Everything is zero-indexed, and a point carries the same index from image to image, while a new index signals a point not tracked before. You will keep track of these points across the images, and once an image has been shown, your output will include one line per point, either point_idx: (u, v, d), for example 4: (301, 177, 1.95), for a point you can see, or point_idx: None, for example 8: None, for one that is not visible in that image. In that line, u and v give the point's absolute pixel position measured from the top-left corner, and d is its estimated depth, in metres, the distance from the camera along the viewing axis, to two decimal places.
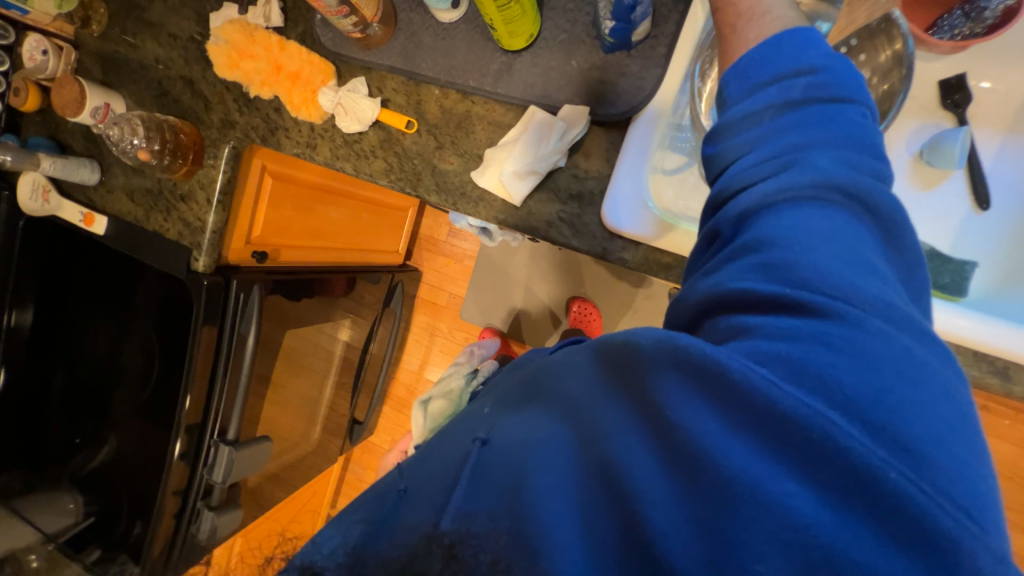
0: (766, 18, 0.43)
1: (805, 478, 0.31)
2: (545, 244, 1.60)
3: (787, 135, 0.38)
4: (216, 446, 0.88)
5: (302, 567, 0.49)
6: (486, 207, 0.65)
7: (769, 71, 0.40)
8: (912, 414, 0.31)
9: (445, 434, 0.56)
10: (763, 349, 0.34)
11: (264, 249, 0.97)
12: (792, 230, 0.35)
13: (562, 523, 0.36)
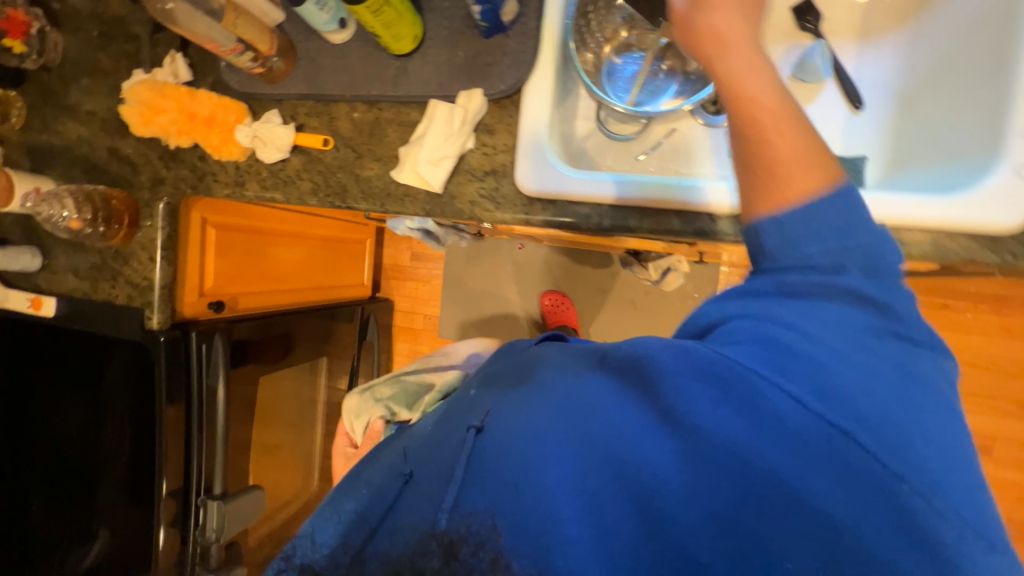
0: (808, 166, 0.44)
1: (810, 470, 0.38)
2: (505, 247, 1.62)
3: (831, 240, 0.43)
4: (203, 501, 0.89)
5: (304, 565, 0.52)
6: (412, 202, 0.67)
7: (816, 215, 0.43)
8: (908, 435, 0.39)
9: (437, 420, 0.57)
10: (781, 358, 0.41)
11: (220, 299, 0.97)
12: (830, 314, 0.42)
13: (574, 514, 0.41)
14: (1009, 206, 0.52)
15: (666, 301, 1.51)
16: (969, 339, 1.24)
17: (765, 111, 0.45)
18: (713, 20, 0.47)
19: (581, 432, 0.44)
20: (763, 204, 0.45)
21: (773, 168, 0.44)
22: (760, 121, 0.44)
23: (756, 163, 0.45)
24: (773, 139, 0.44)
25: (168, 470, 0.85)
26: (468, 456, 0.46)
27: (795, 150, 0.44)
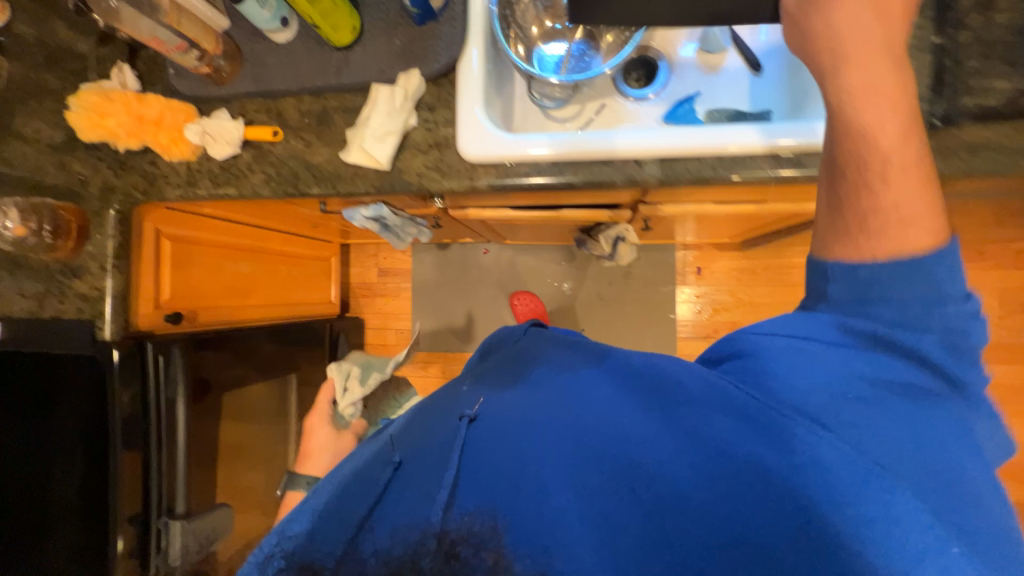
0: (915, 224, 0.46)
1: (799, 481, 0.42)
2: (471, 254, 1.65)
3: (915, 304, 0.45)
4: (165, 522, 0.84)
5: (302, 564, 0.51)
6: (362, 180, 0.71)
7: (909, 280, 0.45)
8: (926, 471, 0.41)
9: (417, 415, 0.67)
10: (810, 380, 0.46)
11: (177, 312, 0.95)
12: (889, 365, 0.45)
13: (569, 521, 0.46)
14: None
15: (631, 289, 1.56)
16: None
17: (874, 155, 0.46)
18: (832, 19, 0.49)
19: (580, 435, 0.51)
20: (853, 255, 0.47)
21: (868, 218, 0.46)
22: (868, 166, 0.46)
23: (853, 203, 0.47)
24: (881, 186, 0.46)
25: (124, 492, 0.81)
26: (463, 444, 0.53)
27: (898, 200, 0.46)
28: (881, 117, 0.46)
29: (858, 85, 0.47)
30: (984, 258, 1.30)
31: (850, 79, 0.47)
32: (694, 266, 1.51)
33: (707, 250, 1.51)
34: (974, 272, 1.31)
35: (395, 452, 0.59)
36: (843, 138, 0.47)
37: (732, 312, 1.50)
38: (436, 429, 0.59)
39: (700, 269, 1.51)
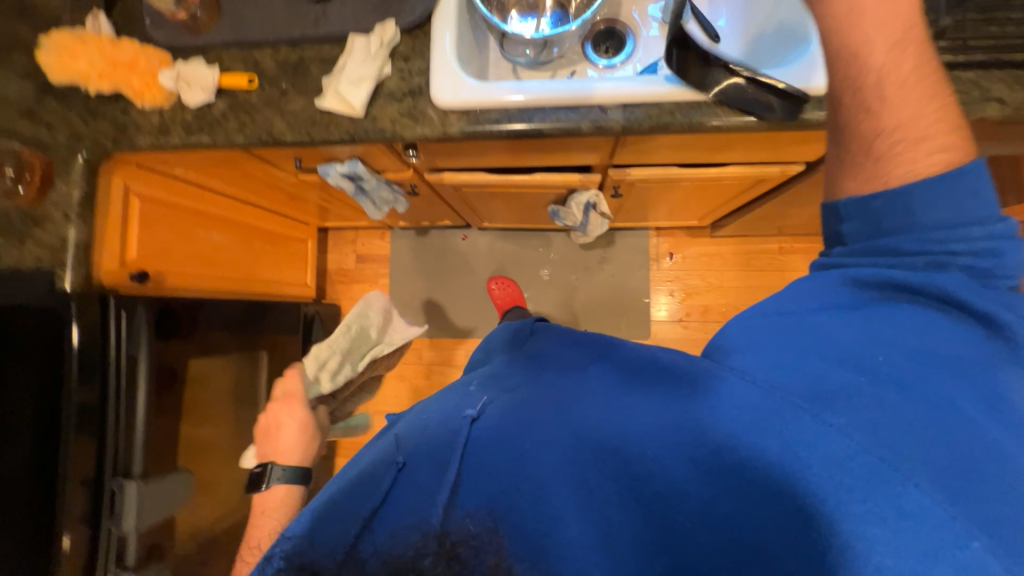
0: (926, 135, 0.47)
1: (814, 478, 0.38)
2: (449, 239, 1.67)
3: (942, 228, 0.46)
4: (120, 484, 0.79)
5: (303, 564, 0.46)
6: (337, 127, 0.72)
7: (931, 204, 0.46)
8: (953, 457, 0.37)
9: (429, 413, 0.60)
10: (828, 349, 0.43)
11: (144, 272, 0.92)
12: (911, 324, 0.43)
13: (570, 523, 0.43)
14: (818, 74, 0.65)
15: (605, 275, 1.59)
16: None
17: (875, 78, 0.47)
18: None
19: (584, 436, 0.47)
20: (866, 184, 0.49)
21: (875, 141, 0.48)
22: (869, 88, 0.48)
23: (857, 131, 0.49)
24: (885, 105, 0.47)
25: (75, 451, 0.75)
26: (465, 445, 0.49)
27: (904, 116, 0.47)
28: (878, 40, 0.47)
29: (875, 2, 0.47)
30: None
31: (848, 20, 0.48)
32: (666, 252, 1.56)
33: (679, 237, 1.56)
34: None
35: (399, 450, 0.53)
36: (844, 68, 0.49)
37: (703, 295, 1.54)
38: (444, 425, 0.54)
39: (672, 255, 1.56)
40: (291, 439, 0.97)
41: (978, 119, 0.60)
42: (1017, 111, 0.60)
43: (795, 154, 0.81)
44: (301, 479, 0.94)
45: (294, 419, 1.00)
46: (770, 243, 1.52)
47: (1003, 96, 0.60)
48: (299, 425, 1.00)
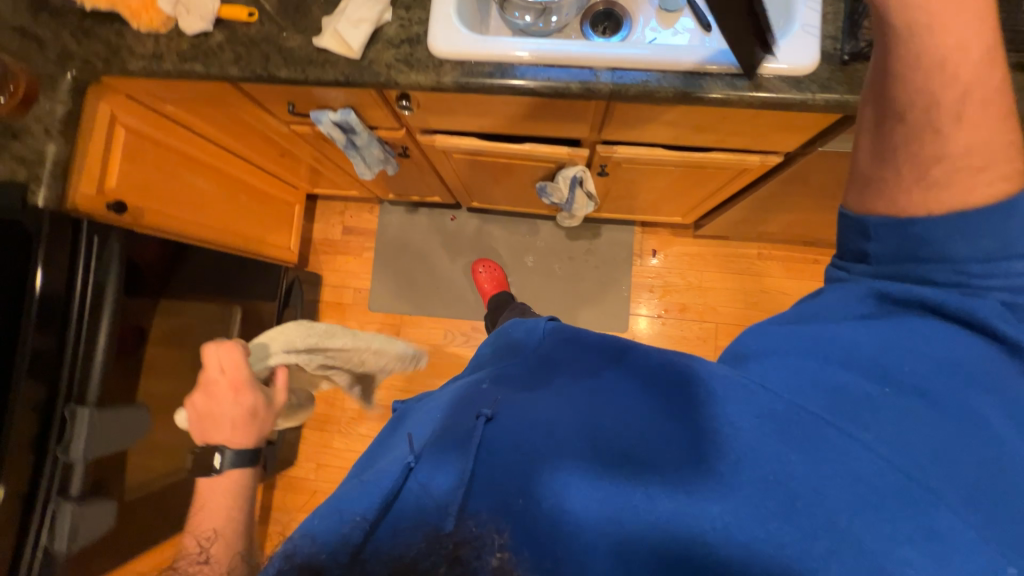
0: (981, 166, 0.46)
1: (846, 499, 0.39)
2: (439, 219, 1.67)
3: (974, 262, 0.47)
4: (71, 410, 0.77)
5: (304, 565, 0.41)
6: (332, 67, 0.73)
7: (969, 237, 0.46)
8: (967, 474, 0.39)
9: (440, 408, 0.57)
10: (864, 366, 0.45)
11: (123, 203, 0.90)
12: (941, 345, 0.45)
13: (598, 527, 0.42)
14: (806, 53, 0.65)
15: (589, 266, 1.61)
16: None
17: (947, 99, 0.45)
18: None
19: (610, 438, 0.46)
20: (914, 208, 0.48)
21: (931, 165, 0.47)
22: (941, 104, 0.45)
23: (916, 151, 0.47)
24: (948, 129, 0.46)
25: (28, 369, 0.73)
26: (477, 442, 0.46)
27: (964, 144, 0.46)
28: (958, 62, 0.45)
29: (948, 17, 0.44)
30: None
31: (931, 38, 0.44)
32: (650, 249, 1.59)
33: (663, 235, 1.59)
34: None
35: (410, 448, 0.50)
36: (919, 82, 0.46)
37: (682, 294, 1.57)
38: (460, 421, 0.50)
39: (655, 252, 1.59)
40: (231, 420, 0.82)
41: None
42: None
43: (773, 143, 0.84)
44: (251, 463, 0.82)
45: (228, 399, 0.83)
46: (750, 248, 1.56)
47: None
48: (239, 401, 0.83)
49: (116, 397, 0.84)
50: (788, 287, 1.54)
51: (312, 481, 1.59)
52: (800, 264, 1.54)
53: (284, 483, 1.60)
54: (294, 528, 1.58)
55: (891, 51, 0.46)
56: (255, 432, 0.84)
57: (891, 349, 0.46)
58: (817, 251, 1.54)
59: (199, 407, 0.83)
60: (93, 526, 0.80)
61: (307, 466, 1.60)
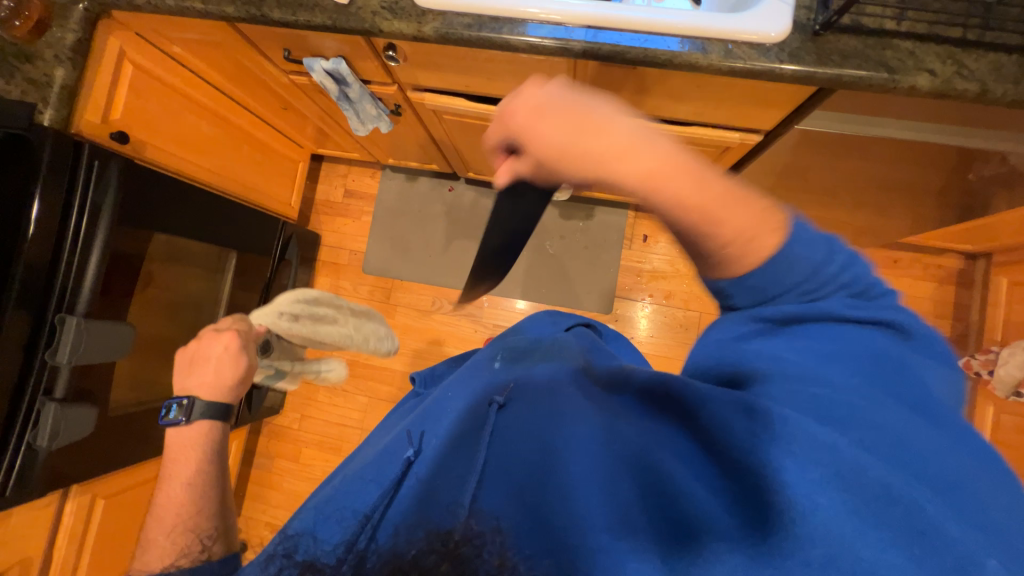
0: (757, 235, 0.43)
1: (856, 516, 0.34)
2: (436, 189, 1.70)
3: (808, 280, 0.45)
4: (59, 318, 0.82)
5: (307, 563, 0.43)
6: (321, 11, 0.76)
7: (777, 273, 0.44)
8: (951, 473, 0.37)
9: (435, 411, 0.61)
10: (822, 372, 0.43)
11: (125, 134, 0.95)
12: (836, 345, 0.44)
13: (587, 517, 0.41)
14: (776, 21, 0.66)
15: (580, 246, 1.62)
16: None
17: (691, 215, 0.43)
18: (553, 144, 0.45)
19: (609, 432, 0.49)
20: (738, 270, 0.45)
21: (727, 264, 0.45)
22: (694, 225, 0.43)
23: (703, 261, 0.46)
24: (715, 226, 0.43)
25: (23, 274, 0.79)
26: (491, 423, 0.53)
27: (734, 226, 0.43)
28: (673, 183, 0.42)
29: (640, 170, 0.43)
30: (896, 267, 1.50)
31: (645, 194, 0.43)
32: (642, 234, 1.60)
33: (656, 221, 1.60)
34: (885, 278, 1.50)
35: (407, 443, 0.55)
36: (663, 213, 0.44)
37: (670, 281, 1.58)
38: (468, 419, 0.56)
39: (647, 238, 1.60)
40: (214, 364, 0.80)
41: (906, 87, 0.65)
42: (945, 84, 0.63)
43: (751, 118, 0.85)
44: (222, 417, 0.75)
45: (220, 350, 0.81)
46: None
47: (935, 68, 0.63)
48: (231, 351, 0.81)
49: (104, 312, 0.89)
50: None
51: (296, 431, 1.66)
52: None
53: (270, 432, 1.67)
54: (275, 474, 1.65)
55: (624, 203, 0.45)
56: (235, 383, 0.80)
57: (804, 358, 0.44)
58: None
59: (191, 350, 0.82)
60: (76, 428, 0.86)
61: (292, 417, 1.67)
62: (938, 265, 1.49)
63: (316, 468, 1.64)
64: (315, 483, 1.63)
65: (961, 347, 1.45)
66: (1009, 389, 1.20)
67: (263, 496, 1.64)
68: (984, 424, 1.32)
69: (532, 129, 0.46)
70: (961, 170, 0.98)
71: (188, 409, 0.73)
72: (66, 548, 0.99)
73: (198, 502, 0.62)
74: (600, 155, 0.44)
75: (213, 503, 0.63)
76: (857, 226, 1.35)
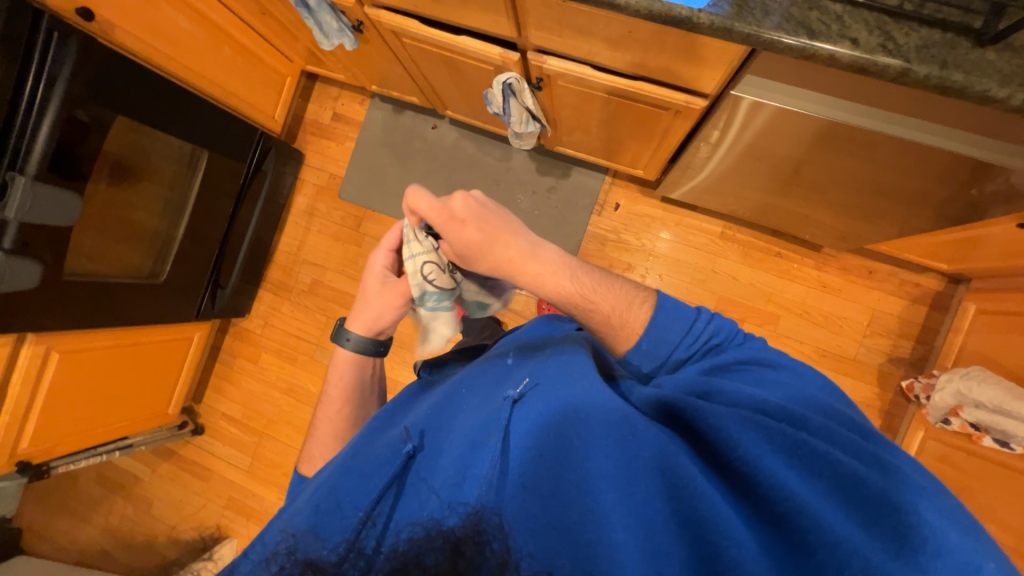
0: (629, 311, 0.64)
1: (846, 516, 0.39)
2: (421, 125, 1.69)
3: (687, 334, 0.62)
4: (10, 176, 0.88)
5: (308, 563, 0.49)
6: None
7: (662, 328, 0.62)
8: (927, 484, 0.42)
9: (436, 401, 0.63)
10: (767, 388, 0.53)
11: (92, 14, 0.99)
12: (752, 375, 0.57)
13: (615, 521, 0.42)
14: None
15: (550, 205, 1.58)
16: (789, 287, 1.48)
17: (575, 299, 0.64)
18: (471, 235, 0.64)
19: (622, 428, 0.48)
20: (627, 342, 0.64)
21: (603, 329, 0.64)
22: (575, 305, 0.64)
23: (588, 327, 0.66)
24: (597, 304, 0.64)
25: None
26: (507, 417, 0.53)
27: (610, 303, 0.65)
28: (560, 279, 0.65)
29: (537, 274, 0.65)
30: (868, 277, 1.44)
31: (540, 287, 0.65)
32: (615, 202, 1.56)
33: (631, 191, 1.56)
34: (855, 287, 1.45)
35: (404, 439, 0.57)
36: (559, 294, 0.65)
37: (633, 254, 1.55)
38: (477, 412, 0.58)
39: (619, 206, 1.56)
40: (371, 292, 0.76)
41: (825, 56, 0.60)
42: (866, 56, 0.59)
43: (696, 79, 0.81)
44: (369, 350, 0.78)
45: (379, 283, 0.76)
46: (714, 226, 1.52)
47: (858, 38, 0.59)
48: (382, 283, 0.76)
49: (58, 179, 0.95)
50: (740, 273, 1.50)
51: (258, 335, 1.77)
52: (760, 254, 1.49)
53: (236, 333, 1.79)
54: (235, 371, 1.79)
55: (535, 289, 0.66)
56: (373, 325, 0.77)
57: (738, 379, 0.56)
58: (782, 244, 1.48)
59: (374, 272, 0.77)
60: (21, 278, 0.95)
61: (257, 323, 1.78)
62: (915, 283, 1.42)
63: (271, 372, 1.76)
64: (269, 386, 1.75)
65: (914, 370, 1.41)
66: (940, 415, 1.20)
67: (222, 390, 1.78)
68: (912, 447, 1.30)
69: (453, 226, 0.64)
70: (960, 182, 0.83)
71: (338, 333, 0.78)
72: (20, 390, 1.11)
73: (334, 432, 0.80)
74: (516, 256, 0.65)
75: (344, 432, 0.80)
76: (833, 229, 1.27)
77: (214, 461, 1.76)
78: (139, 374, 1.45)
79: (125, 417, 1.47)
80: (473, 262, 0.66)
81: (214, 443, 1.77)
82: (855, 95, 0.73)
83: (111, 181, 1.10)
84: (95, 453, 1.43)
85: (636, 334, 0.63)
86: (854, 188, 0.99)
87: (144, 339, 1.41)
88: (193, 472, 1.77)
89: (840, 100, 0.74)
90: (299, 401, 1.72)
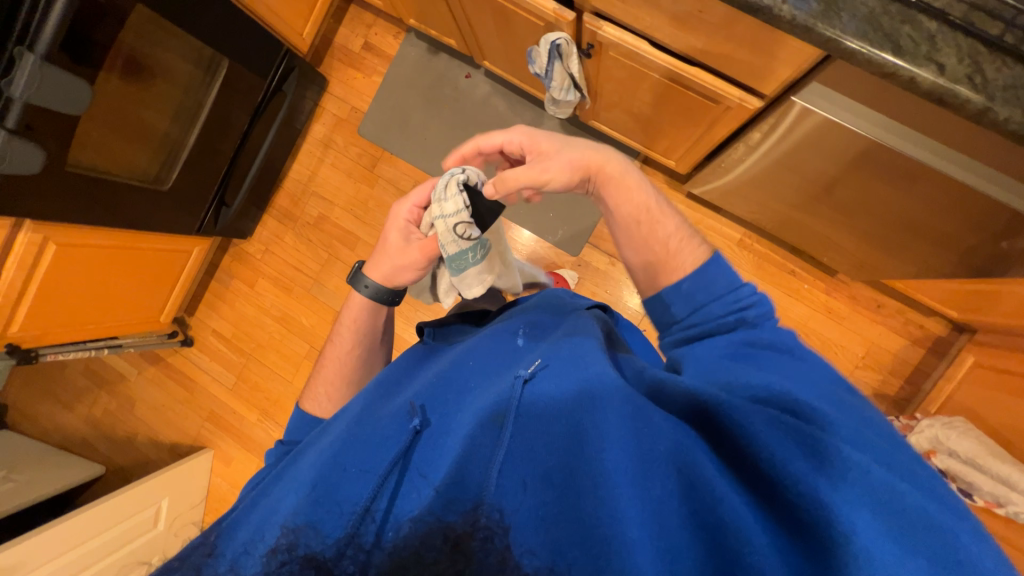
0: (685, 245, 0.64)
1: (874, 520, 0.38)
2: (455, 71, 1.60)
3: (726, 294, 0.59)
4: (18, 51, 0.82)
5: (308, 558, 0.46)
6: None
7: (706, 280, 0.60)
8: (929, 481, 0.43)
9: (442, 378, 0.63)
10: (793, 373, 0.51)
11: None
12: (779, 355, 0.54)
13: (631, 517, 0.41)
14: None
15: None
16: (795, 307, 1.46)
17: (643, 209, 0.68)
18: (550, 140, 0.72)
19: (637, 418, 0.47)
20: (672, 275, 0.63)
21: (662, 245, 0.65)
22: (638, 215, 0.67)
23: (646, 241, 0.66)
24: (658, 225, 0.66)
25: None
26: (518, 398, 0.52)
27: (671, 226, 0.67)
28: (631, 191, 0.68)
29: (616, 177, 0.68)
30: (874, 311, 1.43)
31: (612, 193, 0.69)
32: None
33: (658, 180, 1.51)
34: (859, 318, 1.44)
35: (410, 413, 0.57)
36: (624, 202, 0.68)
37: None
38: (487, 390, 0.57)
39: None
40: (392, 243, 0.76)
41: (905, 78, 0.56)
42: (948, 85, 0.55)
43: (757, 75, 0.76)
44: (385, 299, 0.79)
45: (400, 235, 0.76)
46: (735, 231, 1.48)
47: (945, 64, 0.55)
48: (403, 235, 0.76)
49: (67, 62, 0.89)
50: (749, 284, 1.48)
51: (257, 261, 1.76)
52: (773, 268, 1.47)
53: (235, 254, 1.77)
54: (230, 291, 1.78)
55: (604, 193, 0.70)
56: (392, 275, 0.77)
57: (765, 360, 0.54)
58: (798, 263, 1.46)
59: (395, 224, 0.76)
60: (21, 159, 0.91)
61: (257, 248, 1.76)
62: (920, 325, 1.41)
63: (266, 299, 1.75)
64: (261, 311, 1.76)
65: (896, 408, 1.42)
66: None
67: (215, 308, 1.79)
68: None
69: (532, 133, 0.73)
70: (997, 234, 0.80)
71: (357, 278, 0.78)
72: (15, 273, 1.10)
73: (341, 373, 0.80)
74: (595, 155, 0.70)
75: (354, 372, 0.81)
76: (854, 257, 1.24)
77: (199, 375, 1.79)
78: (134, 278, 1.44)
79: (116, 319, 1.48)
80: (547, 158, 0.69)
81: (202, 357, 1.79)
82: (920, 126, 0.69)
83: (130, 78, 1.04)
84: (84, 347, 1.44)
85: (678, 276, 0.62)
86: (887, 220, 0.96)
87: (144, 245, 1.39)
88: (177, 381, 1.80)
89: (903, 127, 0.70)
90: (289, 331, 1.73)
